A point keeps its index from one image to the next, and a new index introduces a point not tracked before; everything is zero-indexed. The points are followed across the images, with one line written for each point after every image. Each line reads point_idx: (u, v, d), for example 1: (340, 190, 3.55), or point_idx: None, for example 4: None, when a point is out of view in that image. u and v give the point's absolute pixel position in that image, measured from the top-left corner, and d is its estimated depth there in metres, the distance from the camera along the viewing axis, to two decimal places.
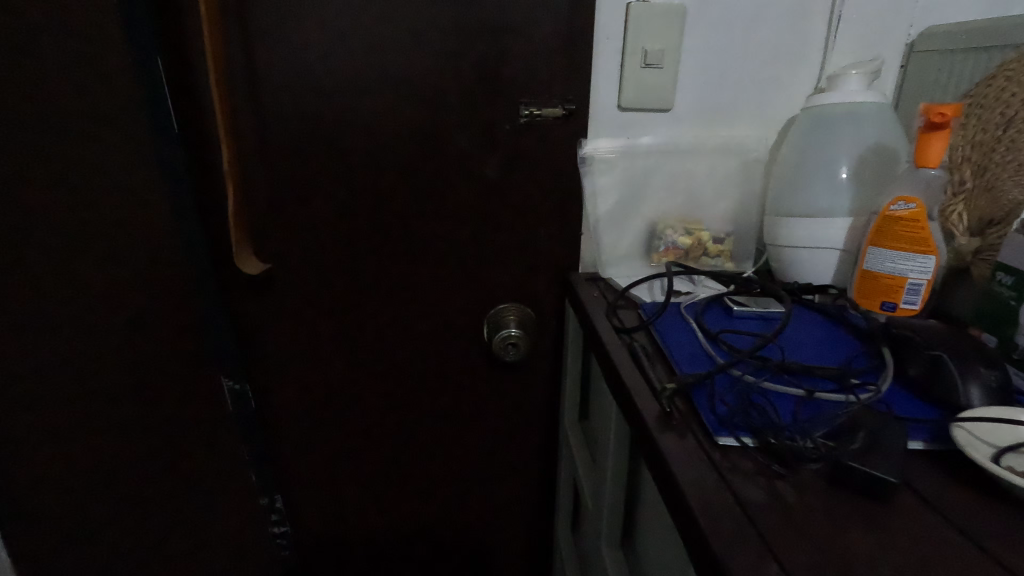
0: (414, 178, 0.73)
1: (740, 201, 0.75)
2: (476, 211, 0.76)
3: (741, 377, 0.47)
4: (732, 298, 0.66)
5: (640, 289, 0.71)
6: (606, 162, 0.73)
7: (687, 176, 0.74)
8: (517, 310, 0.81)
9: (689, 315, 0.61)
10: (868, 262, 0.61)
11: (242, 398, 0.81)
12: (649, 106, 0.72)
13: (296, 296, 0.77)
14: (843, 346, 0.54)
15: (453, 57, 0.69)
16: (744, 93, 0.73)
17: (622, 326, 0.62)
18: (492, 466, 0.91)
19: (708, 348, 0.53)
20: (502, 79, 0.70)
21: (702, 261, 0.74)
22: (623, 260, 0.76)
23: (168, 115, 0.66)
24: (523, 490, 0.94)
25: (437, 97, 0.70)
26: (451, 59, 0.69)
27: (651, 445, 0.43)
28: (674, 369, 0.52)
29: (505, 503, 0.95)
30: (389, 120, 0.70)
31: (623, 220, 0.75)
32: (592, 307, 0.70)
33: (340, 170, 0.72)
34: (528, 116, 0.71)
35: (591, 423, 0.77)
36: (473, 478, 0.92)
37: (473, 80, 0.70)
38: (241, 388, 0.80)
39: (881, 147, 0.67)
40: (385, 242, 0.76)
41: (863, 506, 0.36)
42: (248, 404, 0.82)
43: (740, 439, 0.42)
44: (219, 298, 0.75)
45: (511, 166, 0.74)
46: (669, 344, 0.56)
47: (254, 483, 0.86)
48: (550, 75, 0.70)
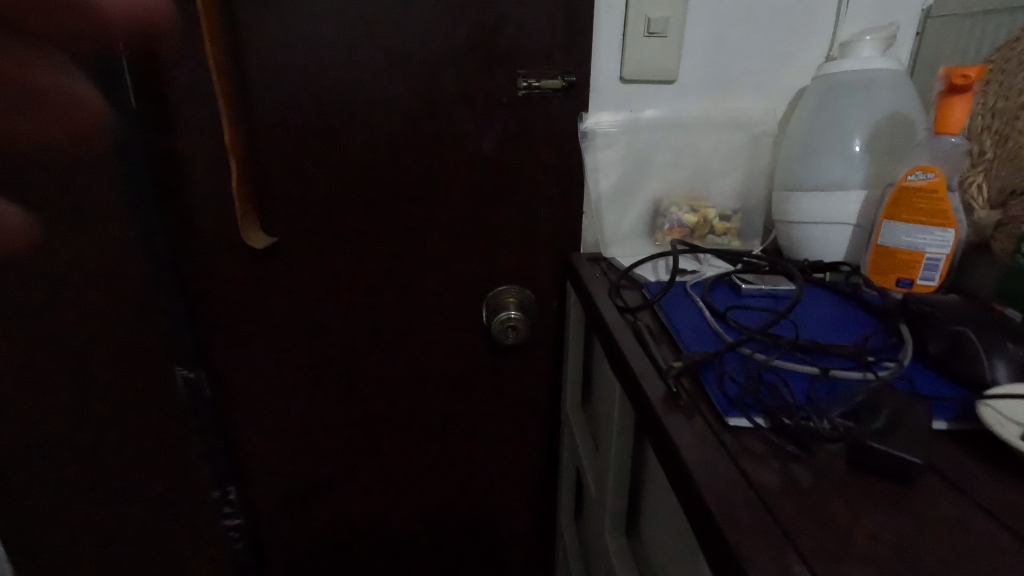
0: (408, 155, 0.71)
1: (748, 176, 0.72)
2: (473, 189, 0.73)
3: (752, 355, 0.45)
4: (740, 276, 0.63)
5: (644, 269, 0.68)
6: (608, 136, 0.70)
7: (693, 151, 0.71)
8: (516, 292, 0.78)
9: (696, 293, 0.59)
10: (883, 236, 0.58)
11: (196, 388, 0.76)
12: (653, 77, 0.69)
13: (286, 280, 0.75)
14: (858, 324, 0.51)
15: (447, 26, 0.65)
16: (753, 62, 0.70)
17: (625, 306, 0.59)
18: (492, 453, 0.89)
19: (717, 326, 0.50)
20: (498, 50, 0.67)
21: (708, 240, 0.72)
22: (625, 239, 0.73)
23: (152, 91, 0.64)
24: (525, 477, 0.92)
25: (431, 69, 0.67)
26: (444, 29, 0.66)
27: (657, 427, 0.41)
28: (680, 348, 0.49)
29: (506, 491, 0.93)
30: (381, 94, 0.68)
31: (626, 197, 0.72)
32: (594, 287, 0.67)
33: (331, 147, 0.69)
34: (525, 89, 0.68)
35: (592, 409, 0.74)
36: (473, 465, 0.90)
37: (469, 50, 0.67)
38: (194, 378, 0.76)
39: (897, 116, 0.64)
40: (379, 222, 0.73)
41: (886, 490, 0.34)
42: (202, 396, 0.77)
43: (752, 419, 0.39)
44: (207, 281, 0.73)
45: (508, 142, 0.71)
46: (675, 323, 0.53)
47: (249, 470, 0.85)
48: (549, 45, 0.67)
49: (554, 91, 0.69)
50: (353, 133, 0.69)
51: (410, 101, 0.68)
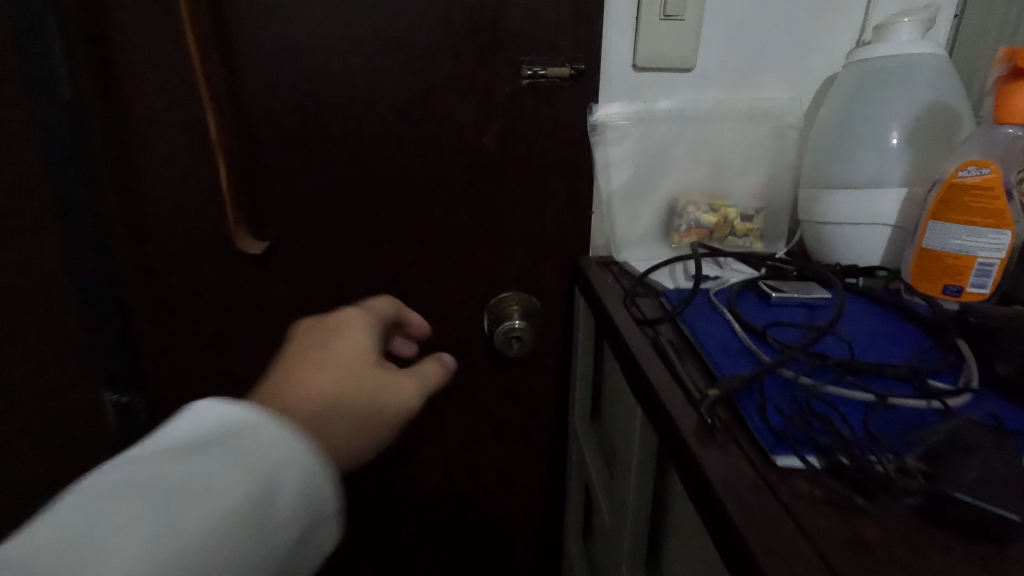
0: (403, 151, 0.65)
1: (772, 173, 0.67)
2: (473, 188, 0.67)
3: (797, 379, 0.39)
4: (767, 282, 0.58)
5: (661, 274, 0.62)
6: (620, 130, 0.64)
7: (712, 145, 0.65)
8: (521, 301, 0.73)
9: (722, 304, 0.53)
10: (928, 239, 0.52)
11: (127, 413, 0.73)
12: (669, 65, 0.63)
13: (276, 285, 0.70)
14: (907, 338, 0.46)
15: (444, 9, 0.60)
16: (778, 48, 0.64)
17: (643, 318, 0.53)
18: (496, 469, 0.83)
19: (751, 343, 0.45)
20: (501, 35, 0.61)
21: (728, 242, 0.66)
22: (639, 242, 0.67)
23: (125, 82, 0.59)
24: (530, 495, 0.86)
25: (427, 57, 0.62)
26: (442, 13, 0.60)
27: (689, 463, 0.35)
28: (710, 368, 0.43)
29: (511, 509, 0.87)
30: (372, 84, 0.62)
31: (639, 196, 0.66)
32: (607, 294, 0.61)
33: (318, 142, 0.63)
34: (530, 78, 0.63)
35: (603, 427, 0.69)
36: (475, 482, 0.84)
37: (468, 35, 0.61)
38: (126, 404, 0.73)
39: (940, 105, 0.58)
40: (370, 223, 0.68)
41: (977, 551, 0.28)
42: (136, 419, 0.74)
43: (804, 459, 0.33)
44: (192, 286, 0.69)
45: (512, 136, 0.65)
46: (701, 338, 0.47)
47: None
48: (556, 29, 0.61)
49: (562, 80, 0.63)
50: (344, 127, 0.64)
51: (405, 93, 0.63)
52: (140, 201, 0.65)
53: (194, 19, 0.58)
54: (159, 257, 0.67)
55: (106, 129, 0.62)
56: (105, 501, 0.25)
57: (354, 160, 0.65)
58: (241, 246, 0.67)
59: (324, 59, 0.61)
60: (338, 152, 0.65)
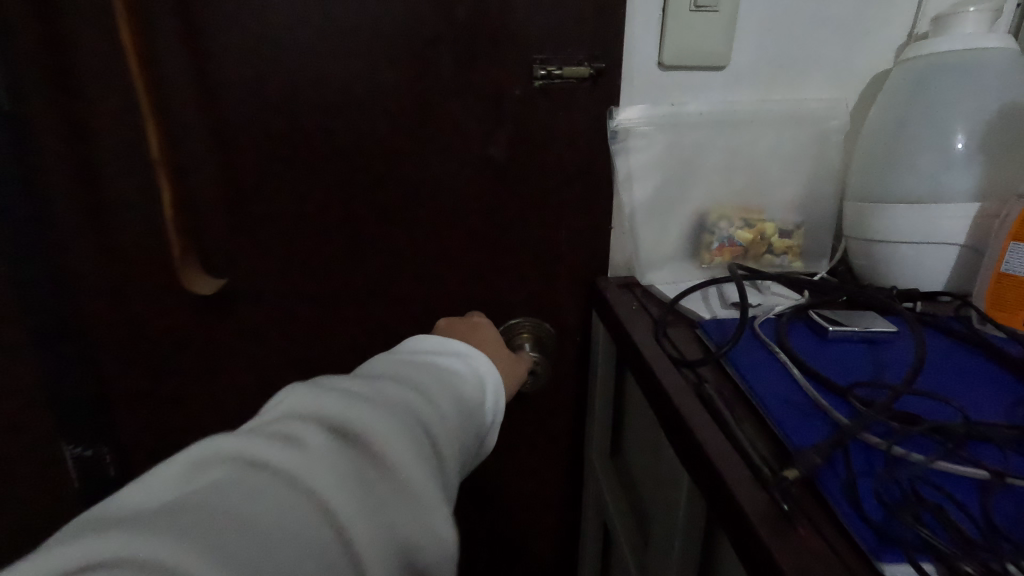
0: (398, 162, 0.58)
1: (813, 184, 0.59)
2: (479, 204, 0.60)
3: (889, 450, 0.32)
4: (817, 310, 0.50)
5: (693, 300, 0.55)
6: (643, 136, 0.57)
7: (747, 152, 0.58)
8: (534, 329, 0.66)
9: (771, 339, 0.46)
10: (1008, 262, 0.45)
11: (96, 466, 0.68)
12: (699, 63, 0.56)
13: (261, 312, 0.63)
14: (997, 385, 0.39)
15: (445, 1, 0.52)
16: (821, 43, 0.57)
17: (680, 356, 0.46)
18: (505, 507, 0.76)
19: (818, 396, 0.37)
20: (510, 31, 0.53)
21: (764, 261, 0.59)
22: (664, 260, 0.60)
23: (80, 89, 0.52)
24: (543, 533, 0.79)
25: (425, 56, 0.54)
26: (442, 5, 0.52)
27: (762, 560, 0.28)
28: (773, 428, 0.36)
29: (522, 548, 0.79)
30: (364, 88, 0.55)
31: (666, 210, 0.59)
32: (632, 323, 0.54)
33: (303, 155, 0.56)
34: (543, 78, 0.55)
35: (627, 468, 0.61)
36: (481, 520, 0.77)
37: (472, 31, 0.53)
38: (92, 457, 0.67)
39: (1012, 107, 0.51)
40: (364, 242, 0.61)
41: None
42: (105, 472, 0.68)
43: (920, 566, 0.26)
44: (165, 315, 0.62)
45: (522, 144, 0.58)
46: (755, 386, 0.40)
47: None
48: (572, 23, 0.54)
49: (579, 81, 0.55)
50: (332, 136, 0.56)
51: (401, 97, 0.55)
52: (99, 223, 0.57)
53: (156, 14, 0.50)
54: (127, 284, 0.60)
55: (58, 141, 0.53)
56: (403, 373, 0.35)
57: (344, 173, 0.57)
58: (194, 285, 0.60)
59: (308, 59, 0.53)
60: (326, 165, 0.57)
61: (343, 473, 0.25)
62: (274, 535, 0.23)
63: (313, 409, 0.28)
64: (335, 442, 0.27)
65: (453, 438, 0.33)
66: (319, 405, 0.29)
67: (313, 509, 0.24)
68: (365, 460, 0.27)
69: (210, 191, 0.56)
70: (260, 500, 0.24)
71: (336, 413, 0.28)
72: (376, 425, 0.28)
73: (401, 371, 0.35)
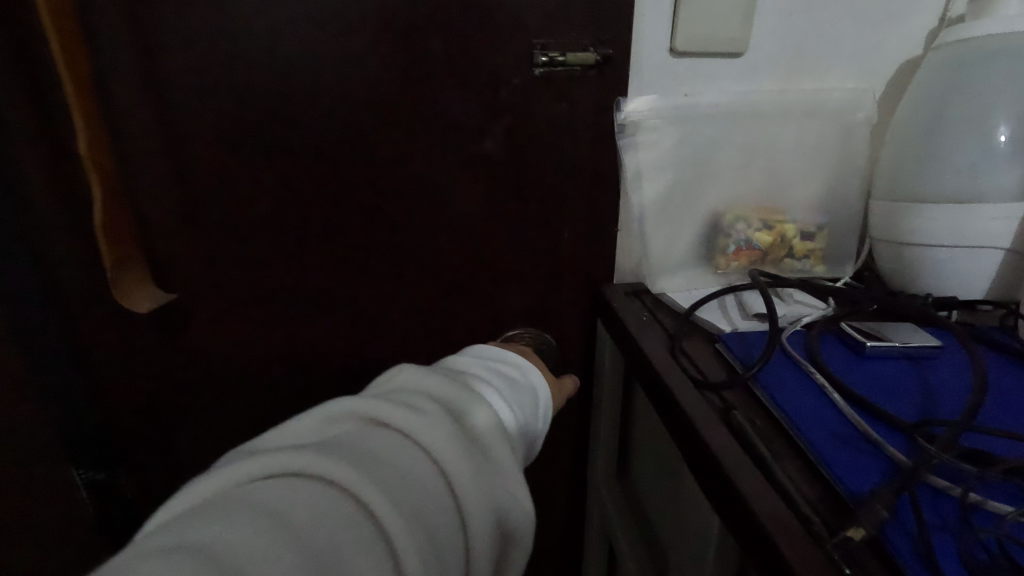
0: (385, 159, 0.52)
1: (837, 182, 0.55)
2: (474, 205, 0.55)
3: (962, 497, 0.27)
4: (850, 322, 0.45)
5: (709, 309, 0.50)
6: (654, 129, 0.52)
7: (766, 148, 0.53)
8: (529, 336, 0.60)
9: (803, 357, 0.41)
10: None
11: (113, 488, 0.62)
12: (715, 49, 0.51)
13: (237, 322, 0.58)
14: None
15: None
16: (848, 28, 0.52)
17: (702, 377, 0.41)
18: None
19: (868, 428, 0.32)
20: (507, 12, 0.48)
21: (784, 266, 0.54)
22: (676, 266, 0.55)
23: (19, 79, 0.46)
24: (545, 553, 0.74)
25: (413, 41, 0.49)
26: None
27: None
28: (818, 467, 0.31)
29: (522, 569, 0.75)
30: (345, 76, 0.49)
31: (678, 211, 0.54)
32: (642, 334, 0.49)
33: (278, 151, 0.51)
34: (544, 66, 0.50)
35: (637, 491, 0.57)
36: None
37: (465, 12, 0.48)
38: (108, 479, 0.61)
39: None
40: (349, 247, 0.55)
41: None
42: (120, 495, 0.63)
43: None
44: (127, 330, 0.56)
45: (521, 139, 0.52)
46: (792, 414, 0.35)
47: None
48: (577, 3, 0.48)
49: (584, 69, 0.50)
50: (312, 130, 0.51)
51: (387, 87, 0.50)
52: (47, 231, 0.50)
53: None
54: (79, 296, 0.53)
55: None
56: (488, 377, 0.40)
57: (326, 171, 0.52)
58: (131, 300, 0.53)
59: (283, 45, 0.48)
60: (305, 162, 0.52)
61: (448, 431, 0.31)
62: (401, 471, 0.28)
63: (418, 387, 0.35)
64: (453, 421, 0.32)
65: (519, 428, 0.38)
66: (422, 383, 0.35)
67: (423, 460, 0.29)
68: (460, 427, 0.32)
69: (173, 191, 0.51)
70: (404, 448, 0.29)
71: (452, 397, 0.34)
72: (481, 415, 0.34)
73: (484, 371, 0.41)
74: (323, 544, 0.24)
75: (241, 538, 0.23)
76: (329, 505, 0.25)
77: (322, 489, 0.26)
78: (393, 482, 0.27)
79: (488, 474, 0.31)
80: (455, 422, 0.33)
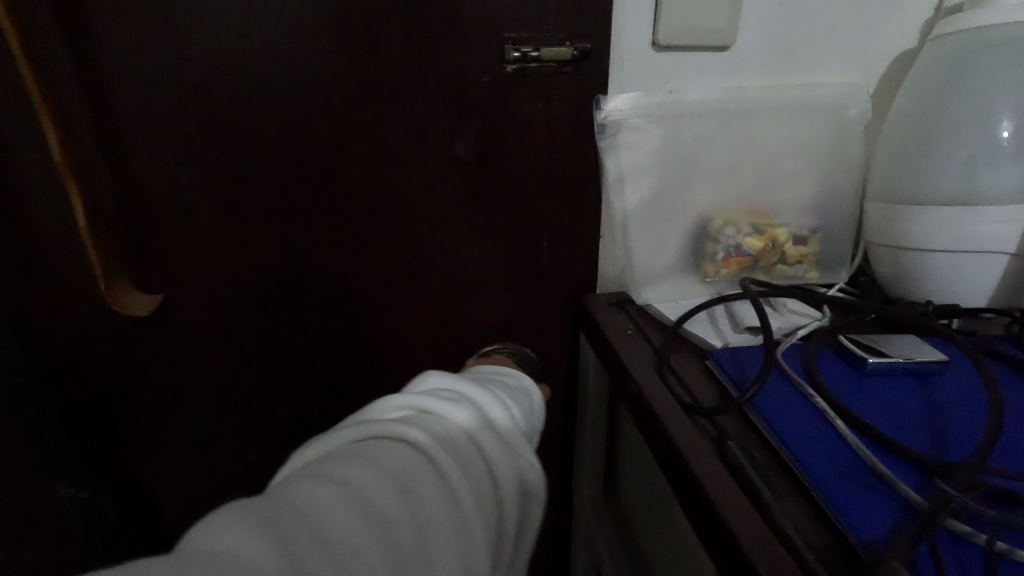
0: (348, 166, 0.48)
1: (830, 182, 0.52)
2: (446, 212, 0.51)
3: (988, 546, 0.24)
4: (849, 335, 0.42)
5: (698, 321, 0.47)
6: (636, 128, 0.48)
7: (757, 146, 0.50)
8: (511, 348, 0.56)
9: (801, 377, 0.38)
10: None
11: (89, 510, 0.59)
12: (700, 42, 0.47)
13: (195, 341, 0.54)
14: None
15: None
16: (840, 20, 0.49)
17: (692, 399, 0.37)
18: None
19: (877, 462, 0.29)
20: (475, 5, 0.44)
21: (777, 272, 0.51)
22: (663, 274, 0.52)
23: None
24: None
25: (375, 39, 0.45)
26: None
27: None
28: (826, 508, 0.28)
29: None
30: (301, 77, 0.45)
31: (663, 216, 0.51)
32: (628, 350, 0.45)
33: (232, 159, 0.47)
34: (517, 62, 0.46)
35: (625, 514, 0.53)
36: None
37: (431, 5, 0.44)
38: (87, 498, 0.58)
39: None
40: (311, 260, 0.52)
41: None
42: (99, 518, 0.59)
43: None
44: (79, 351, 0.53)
45: (495, 142, 0.49)
46: (791, 443, 0.32)
47: None
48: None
49: (560, 65, 0.46)
50: (267, 135, 0.47)
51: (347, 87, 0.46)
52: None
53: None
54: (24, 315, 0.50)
55: None
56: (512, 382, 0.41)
57: (284, 179, 0.48)
58: (128, 305, 0.51)
59: (232, 41, 0.44)
60: (262, 169, 0.48)
61: (497, 434, 0.31)
62: (474, 464, 0.28)
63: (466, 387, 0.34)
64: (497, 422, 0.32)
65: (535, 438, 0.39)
66: (447, 376, 0.35)
67: (489, 456, 0.30)
68: (506, 429, 0.32)
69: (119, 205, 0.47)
70: (465, 441, 0.29)
71: (496, 401, 0.34)
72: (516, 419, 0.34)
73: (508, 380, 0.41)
74: (416, 517, 0.24)
75: (353, 499, 0.23)
76: (427, 487, 0.25)
77: (421, 465, 0.26)
78: (464, 468, 0.28)
79: (531, 476, 0.32)
80: (500, 420, 0.33)
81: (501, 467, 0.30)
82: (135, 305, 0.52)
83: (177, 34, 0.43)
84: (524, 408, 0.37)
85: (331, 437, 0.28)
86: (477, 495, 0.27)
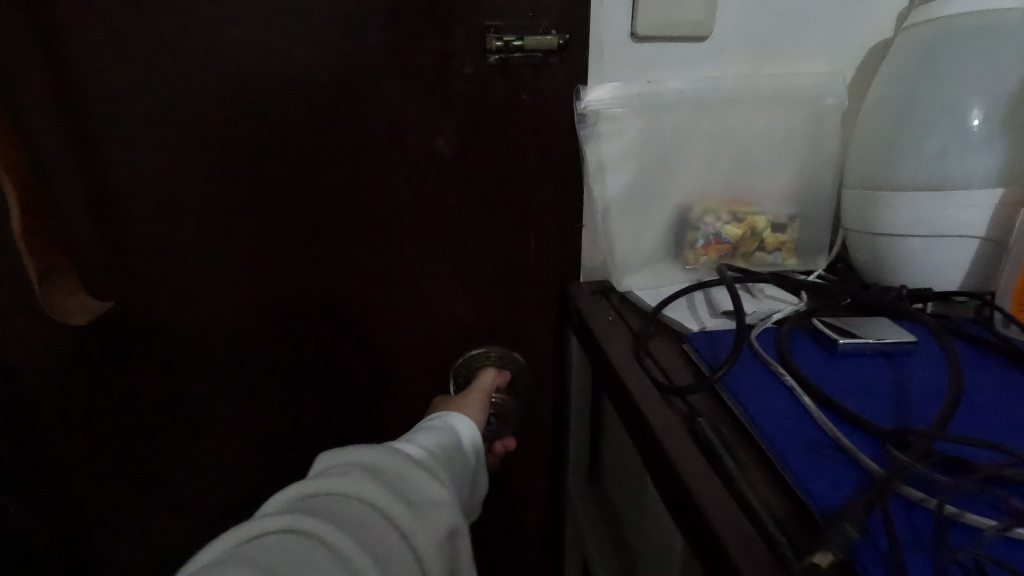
0: (335, 156, 0.49)
1: (808, 170, 0.52)
2: (430, 203, 0.52)
3: (941, 511, 0.25)
4: (823, 319, 0.43)
5: (677, 307, 0.48)
6: (617, 119, 0.49)
7: (734, 136, 0.51)
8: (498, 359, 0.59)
9: (773, 358, 0.38)
10: None
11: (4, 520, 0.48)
12: (678, 33, 0.48)
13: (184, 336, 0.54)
14: None
15: None
16: (815, 11, 0.50)
17: (667, 381, 0.38)
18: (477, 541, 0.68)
19: (840, 436, 0.30)
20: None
21: (756, 260, 0.52)
22: (644, 262, 0.53)
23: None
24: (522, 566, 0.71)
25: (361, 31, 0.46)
26: None
27: None
28: (789, 481, 0.28)
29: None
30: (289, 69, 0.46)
31: (643, 204, 0.52)
32: (607, 337, 0.46)
33: (221, 150, 0.48)
34: (499, 52, 0.47)
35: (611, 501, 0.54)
36: None
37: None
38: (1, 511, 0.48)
39: None
40: (300, 251, 0.52)
41: None
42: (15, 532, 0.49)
43: None
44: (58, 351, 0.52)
45: (480, 133, 0.49)
46: (759, 420, 0.33)
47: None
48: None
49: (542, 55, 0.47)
50: (252, 127, 0.48)
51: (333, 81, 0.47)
52: None
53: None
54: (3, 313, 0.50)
55: None
56: (434, 440, 0.44)
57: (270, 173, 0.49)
58: (67, 310, 0.49)
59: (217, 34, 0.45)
60: (247, 160, 0.48)
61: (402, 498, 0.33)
62: (374, 533, 0.31)
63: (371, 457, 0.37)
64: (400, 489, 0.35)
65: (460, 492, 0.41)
66: (356, 447, 0.38)
67: (392, 520, 0.32)
68: (410, 493, 0.35)
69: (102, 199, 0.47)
70: (364, 514, 0.31)
71: (399, 467, 0.36)
72: (426, 478, 0.36)
73: (430, 438, 0.44)
74: None
75: None
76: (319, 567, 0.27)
77: (311, 548, 0.28)
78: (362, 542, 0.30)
79: (448, 529, 0.34)
80: (404, 484, 0.35)
81: (408, 528, 0.32)
82: (74, 310, 0.50)
83: (165, 26, 0.44)
84: (441, 467, 0.40)
85: (226, 535, 0.30)
86: (382, 561, 0.30)
